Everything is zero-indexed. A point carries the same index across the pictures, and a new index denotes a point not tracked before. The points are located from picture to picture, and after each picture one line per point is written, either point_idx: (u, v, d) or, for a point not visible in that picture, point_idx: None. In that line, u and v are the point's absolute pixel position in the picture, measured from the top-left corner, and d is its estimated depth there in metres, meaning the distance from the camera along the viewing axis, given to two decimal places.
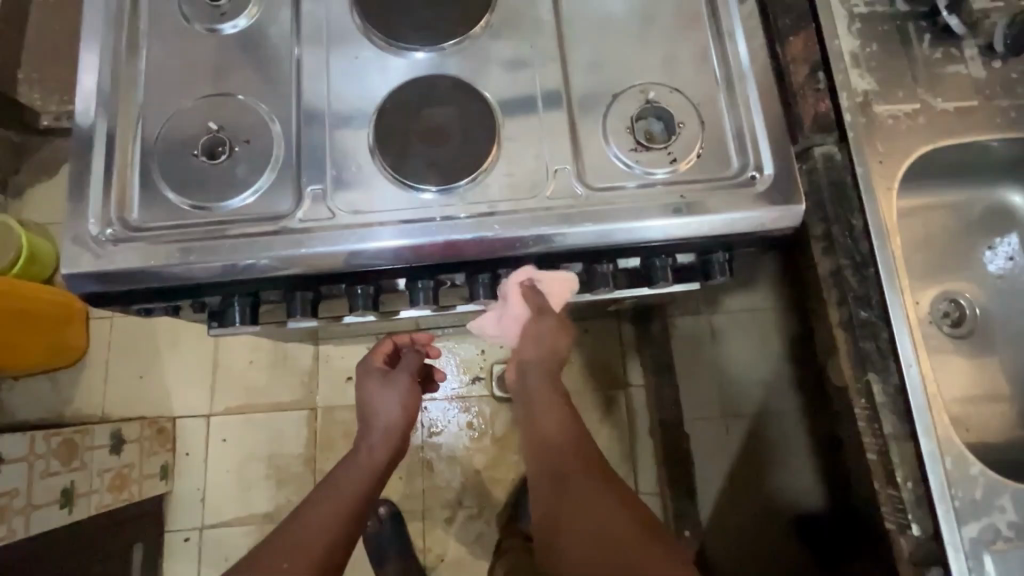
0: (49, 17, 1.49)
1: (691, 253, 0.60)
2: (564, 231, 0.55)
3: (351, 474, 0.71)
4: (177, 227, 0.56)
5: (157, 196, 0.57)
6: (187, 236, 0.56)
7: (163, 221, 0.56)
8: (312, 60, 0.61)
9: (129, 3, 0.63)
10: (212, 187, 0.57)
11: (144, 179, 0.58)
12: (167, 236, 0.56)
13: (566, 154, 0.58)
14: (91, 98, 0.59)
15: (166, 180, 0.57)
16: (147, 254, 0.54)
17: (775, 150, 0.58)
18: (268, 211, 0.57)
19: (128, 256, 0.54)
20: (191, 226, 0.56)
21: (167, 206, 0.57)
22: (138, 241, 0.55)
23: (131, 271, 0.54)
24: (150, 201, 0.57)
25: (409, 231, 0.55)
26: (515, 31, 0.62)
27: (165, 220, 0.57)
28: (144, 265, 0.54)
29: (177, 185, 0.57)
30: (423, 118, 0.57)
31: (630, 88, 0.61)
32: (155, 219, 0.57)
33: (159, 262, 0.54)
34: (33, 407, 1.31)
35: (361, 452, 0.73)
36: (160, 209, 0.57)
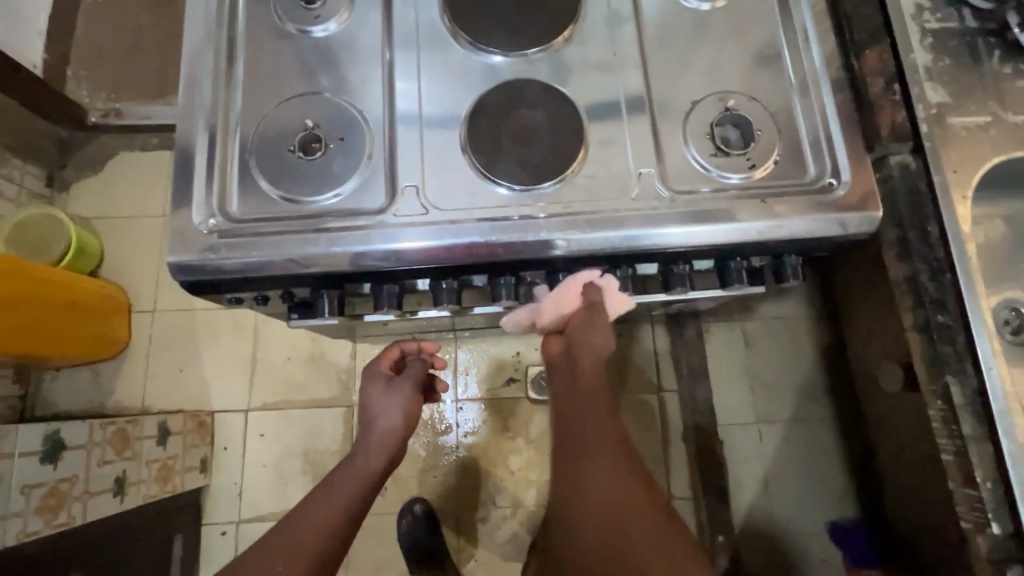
0: (98, 15, 1.53)
1: (766, 257, 0.62)
2: (650, 231, 0.57)
3: (348, 479, 0.71)
4: (274, 219, 0.58)
5: (254, 189, 0.59)
6: (285, 228, 0.58)
7: (260, 213, 0.58)
8: (403, 62, 0.63)
9: (227, 5, 0.65)
10: (308, 181, 0.59)
11: (241, 173, 0.60)
12: (266, 229, 0.58)
13: (649, 157, 0.60)
14: (191, 95, 0.61)
15: (264, 174, 0.59)
16: (249, 244, 0.56)
17: (853, 158, 0.60)
18: (362, 206, 0.59)
19: (230, 246, 0.56)
20: (288, 219, 0.58)
21: (264, 199, 0.59)
22: (239, 233, 0.57)
23: (233, 260, 0.56)
24: (247, 194, 0.59)
25: (501, 228, 0.57)
26: (599, 39, 0.64)
27: (262, 212, 0.59)
28: (246, 255, 0.56)
29: (275, 179, 0.59)
30: (513, 120, 0.59)
31: (709, 96, 0.63)
32: (253, 212, 0.59)
33: (260, 252, 0.56)
34: (73, 397, 1.32)
35: (356, 458, 0.72)
36: (258, 202, 0.59)
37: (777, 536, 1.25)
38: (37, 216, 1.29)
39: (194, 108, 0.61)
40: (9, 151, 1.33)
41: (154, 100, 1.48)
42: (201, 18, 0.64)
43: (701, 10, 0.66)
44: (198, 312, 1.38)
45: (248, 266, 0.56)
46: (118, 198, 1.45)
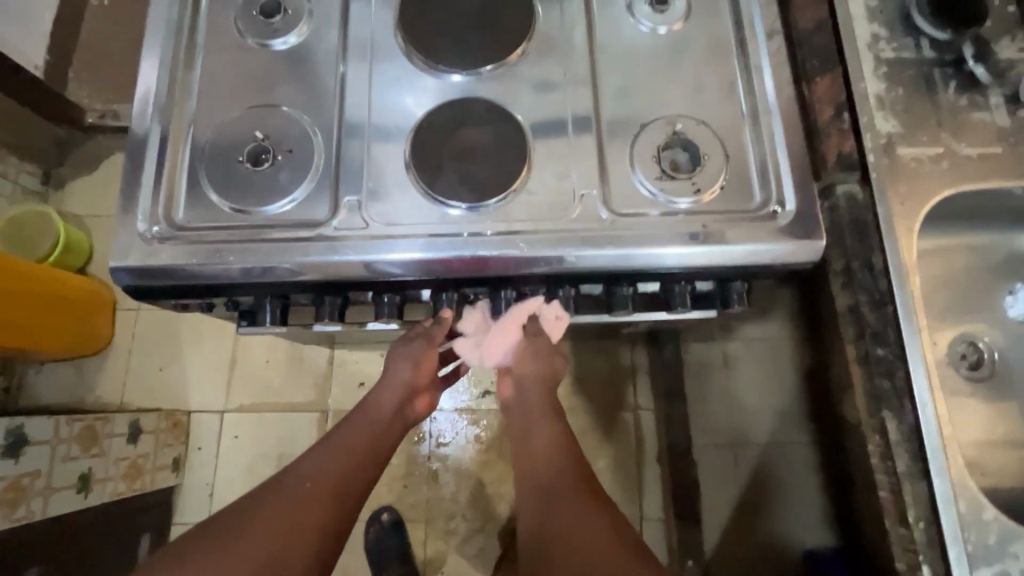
0: (103, 22, 1.58)
1: (710, 281, 0.62)
2: (587, 253, 0.57)
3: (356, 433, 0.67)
4: (217, 228, 0.59)
5: (202, 198, 0.60)
6: (227, 237, 0.58)
7: (204, 222, 0.59)
8: (356, 77, 0.64)
9: (190, 17, 0.67)
10: (253, 191, 0.60)
11: (191, 182, 0.61)
12: (207, 237, 0.58)
13: (593, 179, 0.61)
14: (146, 103, 0.63)
15: (211, 184, 0.60)
16: (190, 252, 0.57)
17: (799, 186, 0.60)
18: (305, 218, 0.59)
19: (170, 253, 0.57)
20: (232, 228, 0.59)
21: (210, 208, 0.60)
22: (181, 239, 0.58)
23: (173, 266, 0.57)
24: (194, 202, 0.60)
25: (438, 245, 0.57)
26: (550, 58, 0.64)
27: (206, 221, 0.59)
28: (186, 263, 0.57)
29: (221, 189, 0.60)
30: (457, 137, 0.60)
31: (657, 119, 0.63)
32: (198, 220, 0.60)
33: (200, 261, 0.57)
34: (55, 391, 1.35)
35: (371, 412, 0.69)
36: (204, 210, 0.60)
37: (748, 562, 1.23)
38: (30, 214, 1.32)
39: (149, 117, 0.62)
40: (4, 146, 1.35)
41: None
42: (163, 27, 0.65)
43: (658, 32, 0.66)
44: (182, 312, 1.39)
45: (188, 273, 0.57)
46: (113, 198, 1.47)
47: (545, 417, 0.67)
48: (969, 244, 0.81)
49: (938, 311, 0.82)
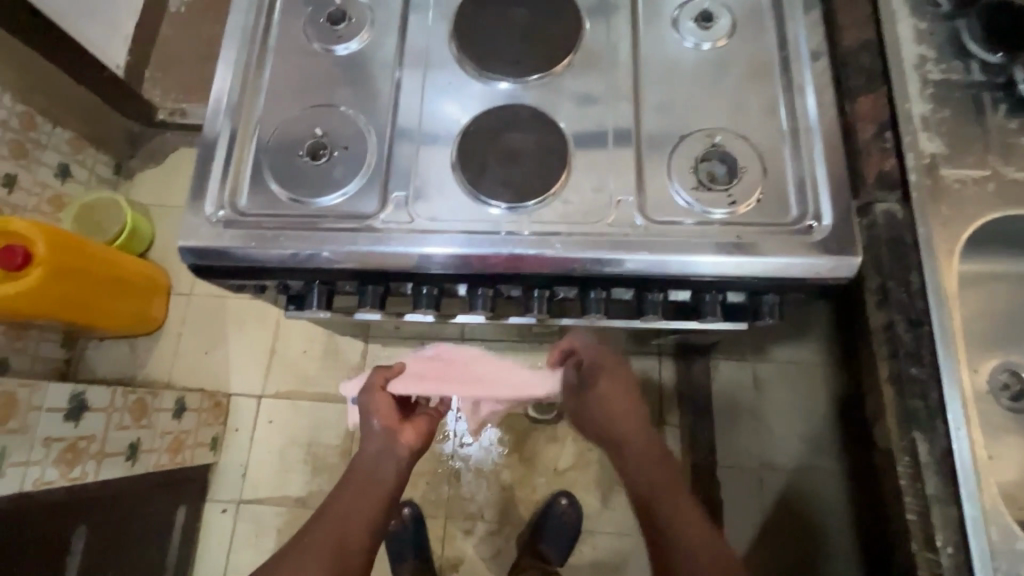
0: (179, 30, 1.72)
1: (741, 292, 0.62)
2: (621, 257, 0.59)
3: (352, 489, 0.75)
4: (276, 216, 0.64)
5: (264, 186, 0.65)
6: (281, 224, 0.63)
7: (263, 209, 0.64)
8: (410, 82, 0.68)
9: (263, 22, 0.73)
10: (309, 184, 0.65)
11: (256, 172, 0.66)
12: (267, 224, 0.63)
13: (630, 187, 0.63)
14: (218, 101, 0.69)
15: (272, 175, 0.65)
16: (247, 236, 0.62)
17: (837, 202, 0.60)
18: (354, 211, 0.63)
19: (227, 234, 0.62)
20: (286, 216, 0.64)
21: (270, 196, 0.65)
22: (241, 223, 0.63)
23: (229, 249, 0.62)
24: (257, 190, 0.65)
25: (478, 242, 0.60)
26: (595, 70, 0.67)
27: (263, 209, 0.64)
28: (242, 246, 0.62)
29: (281, 180, 0.65)
30: (501, 142, 0.63)
31: (697, 131, 0.65)
32: (259, 206, 0.64)
33: (255, 244, 0.62)
34: (110, 367, 1.44)
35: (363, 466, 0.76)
36: (264, 199, 0.65)
37: None
38: (103, 202, 1.43)
39: (217, 113, 0.68)
40: (85, 138, 1.46)
41: None
42: (237, 32, 0.71)
43: (700, 48, 0.68)
44: (230, 301, 1.48)
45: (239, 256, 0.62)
46: (177, 190, 1.57)
47: (651, 455, 0.76)
48: (1015, 273, 0.80)
49: (979, 340, 0.80)
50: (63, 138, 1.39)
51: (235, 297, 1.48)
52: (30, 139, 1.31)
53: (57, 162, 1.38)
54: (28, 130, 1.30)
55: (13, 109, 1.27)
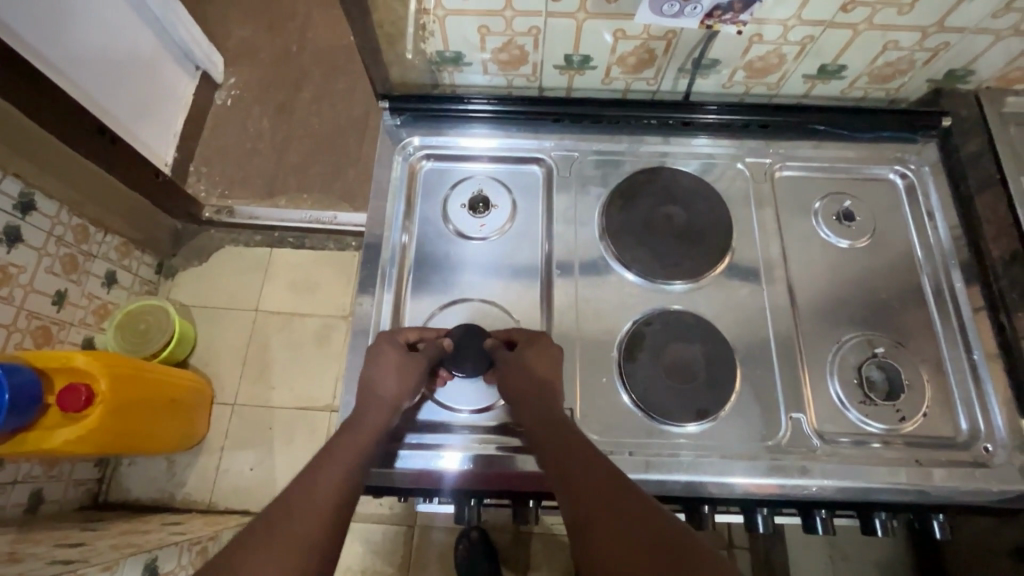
0: (225, 123, 1.71)
1: (910, 511, 0.60)
2: (806, 485, 0.58)
3: None
4: (411, 391, 0.59)
5: (396, 354, 0.61)
6: (448, 439, 0.62)
7: (395, 379, 0.59)
8: (565, 280, 0.69)
9: (406, 210, 0.73)
10: (469, 395, 0.65)
11: (386, 339, 0.62)
12: (403, 399, 0.59)
13: (798, 401, 0.63)
14: (366, 295, 0.68)
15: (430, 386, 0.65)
16: (386, 412, 0.57)
17: (1006, 422, 0.61)
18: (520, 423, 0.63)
19: (364, 409, 0.56)
20: (449, 430, 0.63)
21: (403, 365, 0.60)
22: (375, 394, 0.58)
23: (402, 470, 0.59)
24: (386, 358, 0.60)
25: (659, 466, 0.59)
26: (745, 277, 0.70)
27: (396, 378, 0.59)
28: (381, 420, 0.56)
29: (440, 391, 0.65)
30: (667, 355, 0.64)
31: (857, 338, 0.66)
32: (390, 374, 0.59)
33: (430, 463, 0.60)
34: (146, 486, 1.35)
35: None
36: (396, 367, 0.60)
37: None
38: (145, 307, 1.36)
39: (368, 308, 0.67)
40: (132, 242, 1.41)
41: (262, 202, 1.62)
42: (381, 220, 0.71)
43: (840, 245, 0.71)
44: (276, 410, 1.41)
45: (379, 434, 0.55)
46: (220, 290, 1.51)
47: None
48: None
49: None
50: (112, 244, 1.34)
51: (282, 407, 1.41)
52: (82, 251, 1.26)
53: (104, 271, 1.33)
54: (81, 242, 1.25)
55: (69, 222, 1.22)
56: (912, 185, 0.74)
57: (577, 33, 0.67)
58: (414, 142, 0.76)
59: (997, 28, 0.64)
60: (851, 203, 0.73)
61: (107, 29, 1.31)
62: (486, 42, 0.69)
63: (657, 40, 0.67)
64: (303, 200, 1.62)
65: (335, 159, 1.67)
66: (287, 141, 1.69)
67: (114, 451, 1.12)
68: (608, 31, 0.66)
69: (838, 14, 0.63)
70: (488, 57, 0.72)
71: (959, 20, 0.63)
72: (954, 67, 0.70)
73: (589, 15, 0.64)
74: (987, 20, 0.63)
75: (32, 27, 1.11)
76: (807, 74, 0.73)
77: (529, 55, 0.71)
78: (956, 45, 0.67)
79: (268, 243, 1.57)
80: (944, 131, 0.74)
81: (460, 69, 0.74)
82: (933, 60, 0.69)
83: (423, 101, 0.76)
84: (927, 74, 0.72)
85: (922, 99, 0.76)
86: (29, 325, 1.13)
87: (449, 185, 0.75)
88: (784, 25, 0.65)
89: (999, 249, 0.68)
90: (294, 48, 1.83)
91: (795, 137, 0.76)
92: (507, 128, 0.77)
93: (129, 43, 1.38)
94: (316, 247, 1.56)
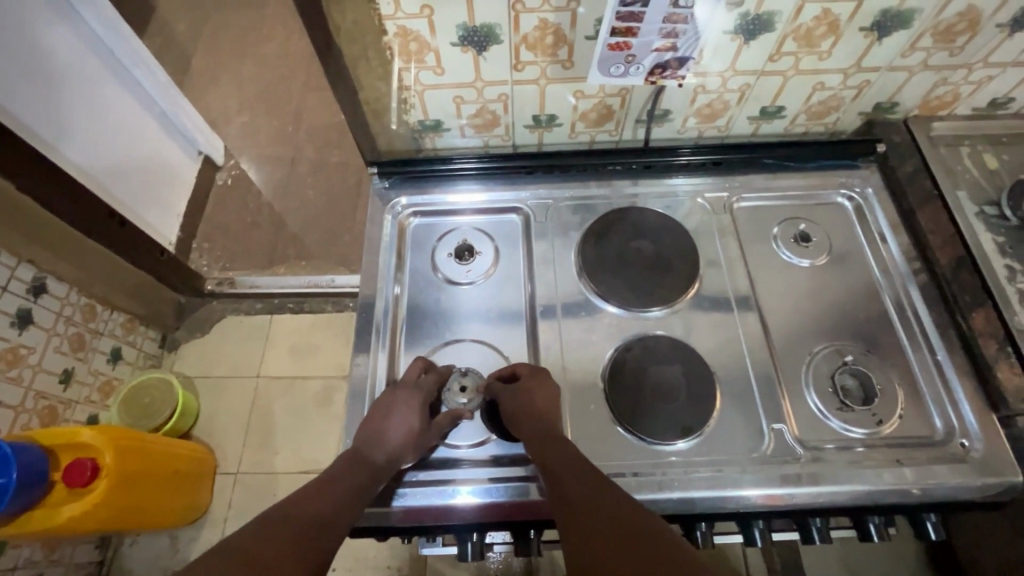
0: (225, 200, 1.81)
1: (903, 512, 0.62)
2: (793, 491, 0.61)
3: None
4: (417, 454, 0.63)
5: (413, 412, 0.63)
6: (450, 474, 0.64)
7: (406, 441, 0.61)
8: (548, 316, 0.74)
9: (397, 263, 0.79)
10: (469, 431, 0.67)
11: (411, 395, 0.64)
12: (408, 457, 0.62)
13: (779, 413, 0.67)
14: (363, 356, 0.72)
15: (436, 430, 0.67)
16: (389, 464, 0.60)
17: (978, 418, 0.64)
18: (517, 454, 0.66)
19: (374, 455, 0.60)
20: (448, 467, 0.65)
21: (416, 427, 0.63)
22: (389, 446, 0.61)
23: (403, 509, 0.62)
24: (403, 418, 0.63)
25: (652, 486, 0.61)
26: (717, 301, 0.75)
27: (406, 437, 0.62)
28: (384, 471, 0.60)
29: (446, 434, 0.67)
30: (650, 377, 0.68)
31: (828, 349, 0.70)
32: (405, 434, 0.62)
33: (434, 499, 0.62)
34: (147, 566, 1.32)
35: None
36: (411, 431, 0.62)
37: None
38: (150, 381, 1.40)
39: (364, 365, 0.71)
40: (137, 318, 1.46)
41: (262, 271, 1.68)
42: (375, 275, 0.77)
43: (802, 264, 0.77)
44: (280, 476, 1.40)
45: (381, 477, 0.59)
46: (222, 359, 1.55)
47: None
48: None
49: None
50: (119, 321, 1.39)
51: (286, 471, 1.41)
52: (89, 329, 1.30)
53: (110, 348, 1.36)
54: (88, 321, 1.30)
55: (78, 303, 1.27)
56: (859, 206, 0.81)
57: (541, 97, 0.75)
58: (402, 202, 0.83)
59: (908, 65, 0.72)
60: (805, 226, 0.80)
61: (116, 122, 1.42)
62: (461, 110, 0.77)
63: (612, 97, 0.76)
64: (301, 267, 1.68)
65: (330, 228, 1.75)
66: (285, 213, 1.79)
67: (109, 528, 1.10)
68: (568, 94, 0.75)
69: (767, 63, 0.72)
70: (464, 123, 0.80)
71: (874, 60, 0.71)
72: (880, 99, 0.78)
73: (549, 80, 0.72)
74: (898, 59, 0.71)
75: (44, 123, 1.21)
76: (750, 116, 0.81)
77: (501, 118, 0.79)
78: (876, 82, 0.75)
79: (269, 310, 1.62)
80: (881, 156, 0.81)
81: (441, 134, 0.82)
82: (860, 96, 0.77)
83: (409, 164, 0.83)
84: (857, 108, 0.80)
85: (858, 129, 0.84)
86: (37, 405, 1.16)
87: (437, 238, 0.81)
88: (722, 76, 0.73)
89: (945, 256, 0.73)
90: (290, 128, 1.97)
91: (749, 170, 0.83)
92: (486, 183, 0.84)
93: (136, 133, 1.49)
94: (315, 310, 1.62)
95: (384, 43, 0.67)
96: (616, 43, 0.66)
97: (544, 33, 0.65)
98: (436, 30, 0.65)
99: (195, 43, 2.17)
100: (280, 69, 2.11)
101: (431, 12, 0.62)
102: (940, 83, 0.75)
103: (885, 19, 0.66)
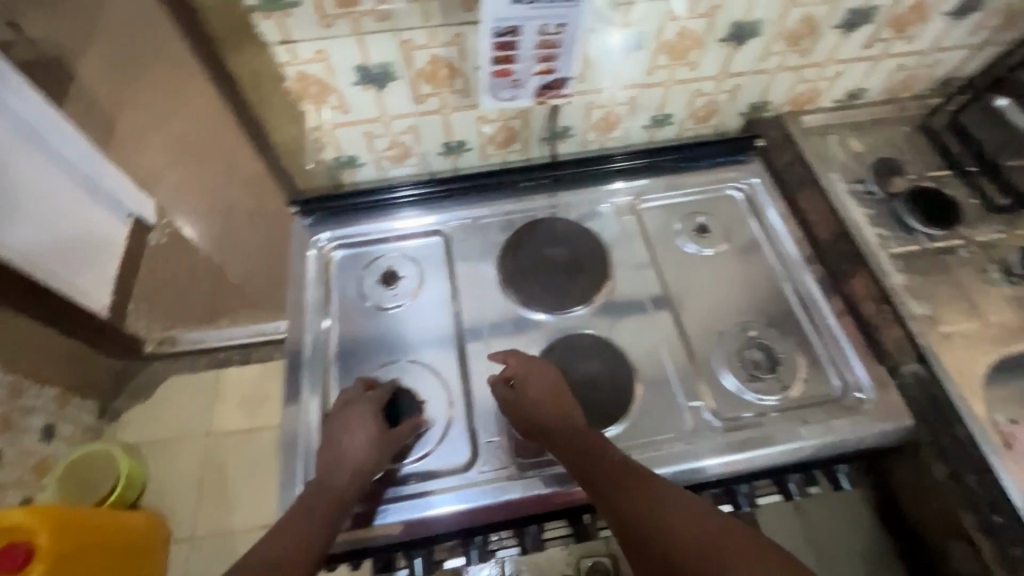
0: (161, 259, 1.78)
1: (814, 470, 0.69)
2: (713, 462, 0.65)
3: None
4: (383, 459, 0.63)
5: (367, 424, 0.64)
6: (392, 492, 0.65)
7: (364, 449, 0.62)
8: (475, 329, 0.77)
9: (324, 299, 0.80)
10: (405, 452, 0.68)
11: (360, 410, 0.66)
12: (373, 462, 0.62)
13: (695, 392, 0.71)
14: (296, 393, 0.73)
15: None
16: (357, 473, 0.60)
17: (869, 373, 0.71)
18: (449, 463, 0.67)
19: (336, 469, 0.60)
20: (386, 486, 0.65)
21: (372, 435, 0.63)
22: (347, 457, 0.61)
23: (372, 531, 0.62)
24: (354, 431, 0.63)
25: None
26: (631, 296, 0.80)
27: (365, 444, 0.62)
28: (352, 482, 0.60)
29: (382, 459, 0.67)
30: (575, 373, 0.72)
31: (733, 328, 0.76)
32: (360, 444, 0.62)
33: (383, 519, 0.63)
34: None
35: None
36: (363, 439, 0.63)
37: None
38: (93, 454, 1.35)
39: (298, 402, 0.72)
40: (71, 389, 1.39)
41: (204, 326, 1.64)
42: (303, 312, 0.79)
43: (706, 253, 0.84)
44: (238, 534, 1.35)
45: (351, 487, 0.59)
46: (166, 421, 1.49)
47: None
48: None
49: None
50: (49, 395, 1.33)
51: (243, 529, 1.36)
52: (17, 407, 1.24)
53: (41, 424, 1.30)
54: (15, 398, 1.24)
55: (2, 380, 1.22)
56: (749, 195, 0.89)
57: (446, 126, 0.80)
58: (325, 237, 0.85)
59: (768, 68, 0.81)
60: (703, 219, 0.87)
61: (36, 192, 1.39)
62: (373, 144, 0.81)
63: (514, 120, 0.81)
64: (245, 317, 1.65)
65: (273, 274, 1.74)
66: (224, 265, 1.77)
67: None
68: (472, 120, 0.80)
69: (646, 77, 0.79)
70: (379, 156, 0.83)
71: (738, 66, 0.80)
72: (753, 100, 0.87)
73: (451, 109, 0.77)
74: (759, 63, 0.80)
75: None
76: (643, 125, 0.88)
77: (413, 148, 0.83)
78: (745, 85, 0.84)
79: (214, 364, 1.58)
80: (763, 150, 0.90)
81: (356, 169, 0.85)
82: (735, 99, 0.86)
83: (330, 199, 0.85)
84: (735, 110, 0.88)
85: (742, 128, 0.93)
86: None
87: (363, 267, 0.84)
88: (608, 91, 0.80)
89: (826, 232, 0.81)
90: (224, 180, 1.96)
91: (650, 173, 0.90)
92: (406, 210, 0.87)
93: (59, 201, 1.46)
94: (263, 357, 1.59)
95: (286, 88, 0.70)
96: (499, 70, 0.69)
97: (437, 66, 0.71)
98: (334, 72, 0.69)
99: (119, 106, 2.15)
100: (209, 123, 2.11)
101: (327, 55, 0.67)
102: (801, 81, 0.85)
103: (738, 30, 0.75)
